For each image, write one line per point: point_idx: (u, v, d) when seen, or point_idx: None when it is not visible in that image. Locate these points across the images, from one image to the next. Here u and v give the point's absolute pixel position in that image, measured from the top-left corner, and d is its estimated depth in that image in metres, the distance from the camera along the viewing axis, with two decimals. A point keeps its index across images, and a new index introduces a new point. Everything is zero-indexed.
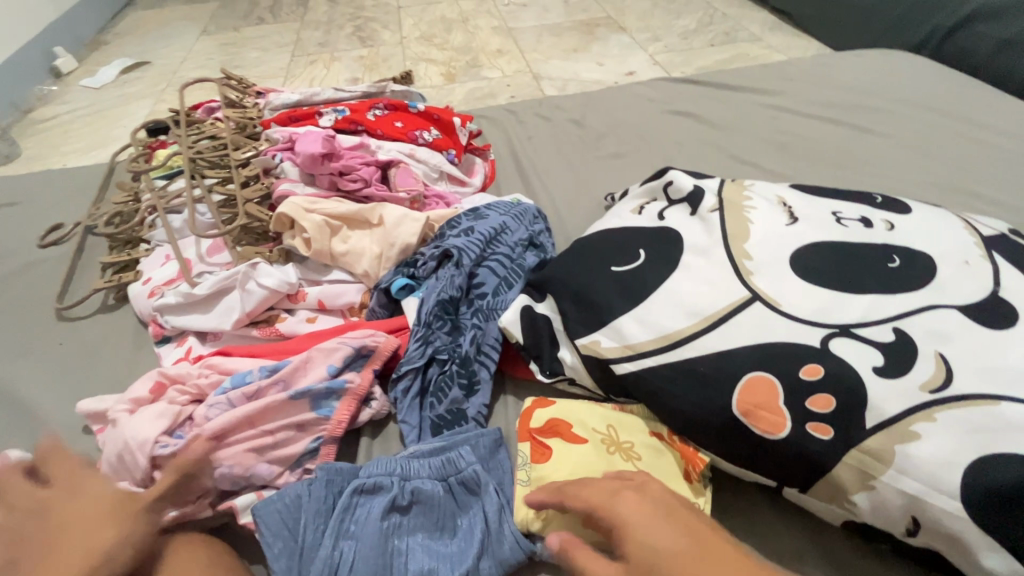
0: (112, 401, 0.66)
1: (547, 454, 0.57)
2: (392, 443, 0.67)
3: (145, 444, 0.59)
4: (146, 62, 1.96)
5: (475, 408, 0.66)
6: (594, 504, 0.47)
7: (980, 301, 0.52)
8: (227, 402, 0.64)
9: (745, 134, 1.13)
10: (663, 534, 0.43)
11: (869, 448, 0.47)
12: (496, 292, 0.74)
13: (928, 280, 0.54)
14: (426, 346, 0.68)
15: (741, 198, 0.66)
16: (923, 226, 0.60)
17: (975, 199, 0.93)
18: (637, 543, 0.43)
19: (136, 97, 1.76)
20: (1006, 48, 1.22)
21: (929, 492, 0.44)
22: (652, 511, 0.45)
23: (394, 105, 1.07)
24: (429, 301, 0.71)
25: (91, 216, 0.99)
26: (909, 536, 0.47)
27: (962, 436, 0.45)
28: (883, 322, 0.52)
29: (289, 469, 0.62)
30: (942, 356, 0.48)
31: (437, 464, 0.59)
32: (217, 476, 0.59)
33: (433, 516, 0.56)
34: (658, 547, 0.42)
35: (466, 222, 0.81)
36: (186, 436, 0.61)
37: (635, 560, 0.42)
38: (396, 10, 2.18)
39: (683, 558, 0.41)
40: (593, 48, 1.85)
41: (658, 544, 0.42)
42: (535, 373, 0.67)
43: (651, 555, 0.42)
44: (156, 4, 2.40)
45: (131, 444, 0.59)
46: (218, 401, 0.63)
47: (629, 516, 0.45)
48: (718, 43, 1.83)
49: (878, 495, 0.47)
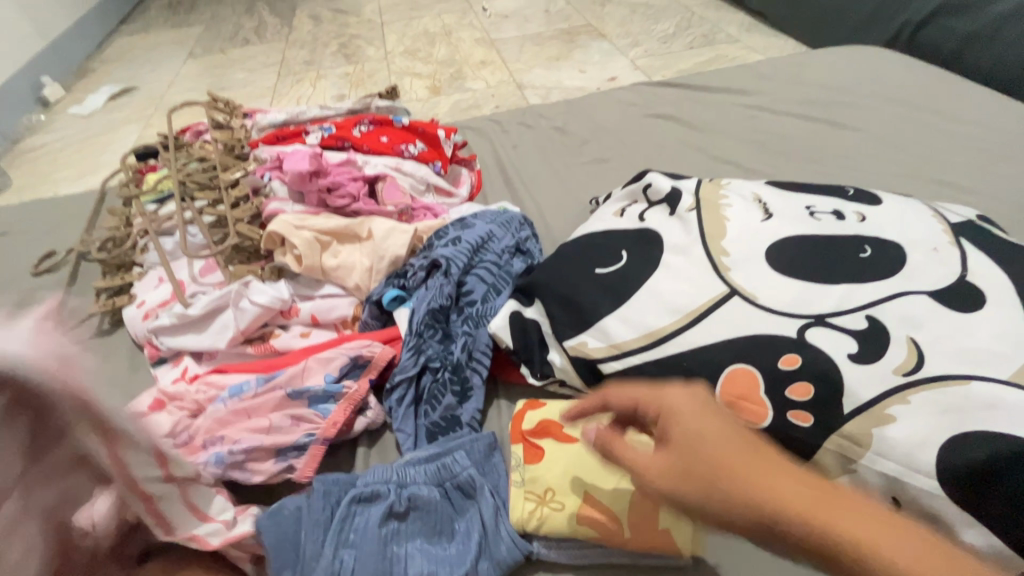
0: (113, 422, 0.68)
1: (540, 455, 0.58)
2: (389, 452, 0.67)
3: None
4: (134, 88, 1.97)
5: (469, 413, 0.67)
6: (641, 397, 0.45)
7: (948, 287, 0.54)
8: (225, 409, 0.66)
9: (725, 134, 1.16)
10: (713, 424, 0.41)
11: (847, 433, 0.49)
12: (485, 299, 0.75)
13: (899, 268, 0.56)
14: (419, 355, 0.70)
15: (718, 197, 0.69)
16: (893, 216, 0.62)
17: (949, 187, 0.96)
18: (682, 429, 0.41)
19: (125, 123, 1.77)
20: (973, 40, 1.26)
21: (905, 472, 0.46)
22: (704, 402, 0.43)
23: (379, 120, 1.09)
24: (420, 310, 0.73)
25: (84, 242, 1.00)
26: None
27: (936, 416, 0.47)
28: (857, 310, 0.54)
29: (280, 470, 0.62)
30: (914, 341, 0.50)
31: (433, 470, 0.60)
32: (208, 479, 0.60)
33: (431, 521, 0.57)
34: (706, 437, 0.40)
35: (453, 232, 0.83)
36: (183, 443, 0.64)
37: (679, 448, 0.41)
38: (379, 26, 2.21)
39: (733, 451, 0.40)
40: (574, 55, 1.88)
41: (707, 431, 0.41)
42: (526, 376, 0.68)
43: (691, 441, 0.41)
44: (141, 29, 2.42)
45: None
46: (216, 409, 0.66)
47: (681, 405, 0.43)
48: (696, 46, 1.86)
49: (860, 477, 0.48)
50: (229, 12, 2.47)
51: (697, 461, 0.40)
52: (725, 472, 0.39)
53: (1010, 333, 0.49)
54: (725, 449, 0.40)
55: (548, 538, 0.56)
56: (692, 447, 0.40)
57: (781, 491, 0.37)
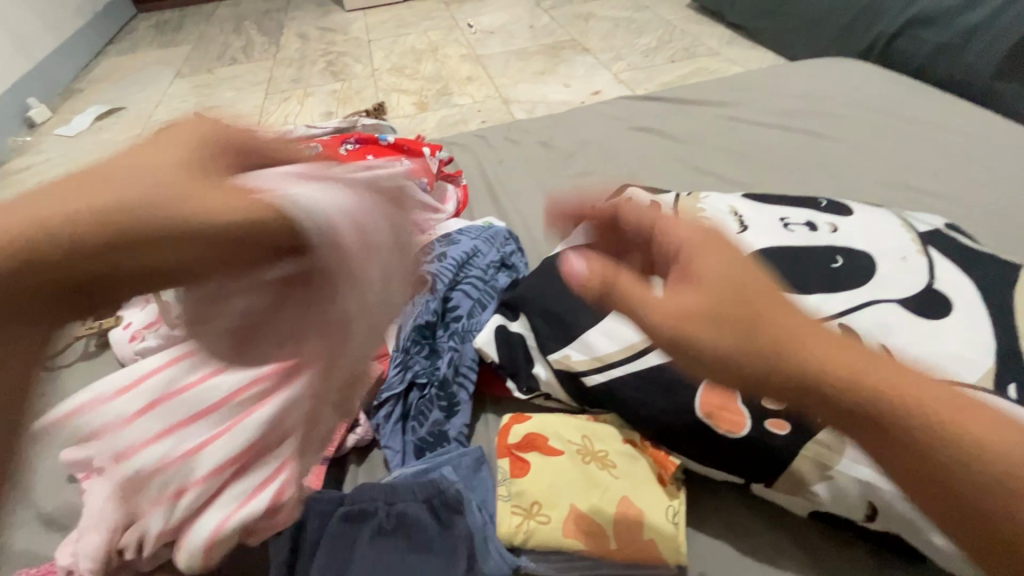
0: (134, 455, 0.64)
1: (526, 469, 0.59)
2: (377, 469, 0.67)
3: None
4: (121, 108, 1.98)
5: (457, 428, 0.67)
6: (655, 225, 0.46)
7: (917, 294, 0.55)
8: None
9: (705, 146, 1.19)
10: (727, 259, 0.39)
11: (823, 440, 0.50)
12: (471, 314, 0.76)
13: (869, 277, 0.58)
14: (406, 371, 0.71)
15: (695, 210, 0.70)
16: (864, 226, 0.64)
17: (922, 195, 0.99)
18: (704, 264, 0.39)
19: (112, 144, 1.78)
20: (941, 52, 1.30)
21: (878, 478, 0.48)
22: (706, 233, 0.42)
23: (365, 139, 1.11)
24: (406, 327, 0.74)
25: None
26: (868, 521, 0.50)
27: None
28: (830, 318, 0.55)
29: None
30: (885, 349, 0.52)
31: (421, 486, 0.59)
32: None
33: (419, 538, 0.57)
34: (723, 271, 0.38)
35: (439, 248, 0.84)
36: None
37: (706, 281, 0.38)
38: (366, 44, 2.24)
39: (750, 284, 0.38)
40: (559, 70, 1.92)
41: (727, 267, 0.39)
42: (512, 391, 0.69)
43: (723, 276, 0.38)
44: (128, 49, 2.43)
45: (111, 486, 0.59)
46: None
47: (692, 238, 0.41)
48: (678, 59, 1.90)
49: (837, 483, 0.50)
50: (216, 31, 2.49)
51: (735, 290, 0.38)
52: (750, 306, 0.37)
53: (975, 338, 0.51)
54: (758, 279, 0.38)
55: (535, 551, 0.56)
56: (719, 281, 0.38)
57: (808, 336, 0.36)
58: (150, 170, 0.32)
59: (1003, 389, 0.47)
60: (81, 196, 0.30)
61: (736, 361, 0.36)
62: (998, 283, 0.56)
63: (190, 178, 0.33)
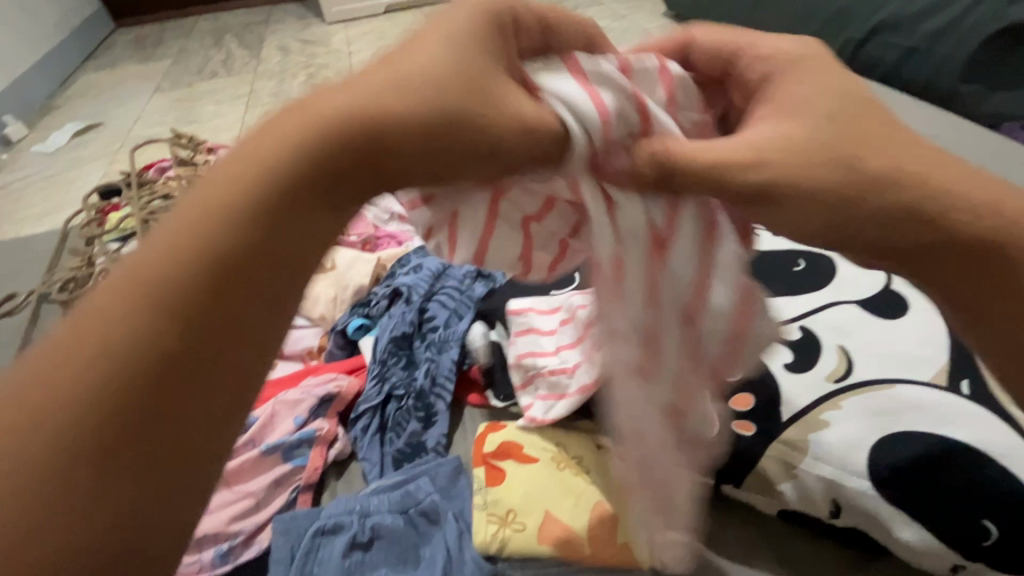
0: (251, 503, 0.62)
1: (500, 477, 0.59)
2: (356, 481, 0.67)
3: None
4: (99, 124, 1.97)
5: (434, 439, 0.67)
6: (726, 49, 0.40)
7: (877, 295, 0.57)
8: None
9: None
10: (818, 92, 0.35)
11: (787, 439, 0.51)
12: (448, 324, 0.75)
13: (831, 279, 0.60)
14: (383, 383, 0.71)
15: None
16: None
17: None
18: (788, 97, 0.35)
19: (90, 160, 1.77)
20: None
21: (841, 475, 0.49)
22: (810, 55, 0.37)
23: None
24: (383, 339, 0.75)
25: (46, 283, 0.99)
26: (834, 518, 0.51)
27: (866, 419, 0.50)
28: (792, 320, 0.57)
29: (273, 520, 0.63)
30: (844, 349, 0.54)
31: (397, 497, 0.60)
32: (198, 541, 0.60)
33: (396, 549, 0.58)
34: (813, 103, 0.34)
35: (415, 259, 0.85)
36: None
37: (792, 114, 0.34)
38: (347, 56, 2.25)
39: (853, 112, 0.34)
40: None
41: (819, 99, 0.34)
42: (489, 399, 0.70)
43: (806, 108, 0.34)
44: (107, 65, 2.41)
45: None
46: None
47: (780, 75, 0.36)
48: None
49: (802, 482, 0.51)
50: (197, 45, 2.49)
51: (829, 122, 0.33)
52: (847, 142, 0.32)
53: (931, 335, 0.53)
54: (863, 107, 0.34)
55: (511, 559, 0.56)
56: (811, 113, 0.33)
57: (923, 163, 0.32)
58: (345, 94, 0.31)
59: (956, 386, 0.49)
60: (298, 122, 0.30)
61: (816, 208, 0.32)
62: None
63: (480, 82, 0.32)
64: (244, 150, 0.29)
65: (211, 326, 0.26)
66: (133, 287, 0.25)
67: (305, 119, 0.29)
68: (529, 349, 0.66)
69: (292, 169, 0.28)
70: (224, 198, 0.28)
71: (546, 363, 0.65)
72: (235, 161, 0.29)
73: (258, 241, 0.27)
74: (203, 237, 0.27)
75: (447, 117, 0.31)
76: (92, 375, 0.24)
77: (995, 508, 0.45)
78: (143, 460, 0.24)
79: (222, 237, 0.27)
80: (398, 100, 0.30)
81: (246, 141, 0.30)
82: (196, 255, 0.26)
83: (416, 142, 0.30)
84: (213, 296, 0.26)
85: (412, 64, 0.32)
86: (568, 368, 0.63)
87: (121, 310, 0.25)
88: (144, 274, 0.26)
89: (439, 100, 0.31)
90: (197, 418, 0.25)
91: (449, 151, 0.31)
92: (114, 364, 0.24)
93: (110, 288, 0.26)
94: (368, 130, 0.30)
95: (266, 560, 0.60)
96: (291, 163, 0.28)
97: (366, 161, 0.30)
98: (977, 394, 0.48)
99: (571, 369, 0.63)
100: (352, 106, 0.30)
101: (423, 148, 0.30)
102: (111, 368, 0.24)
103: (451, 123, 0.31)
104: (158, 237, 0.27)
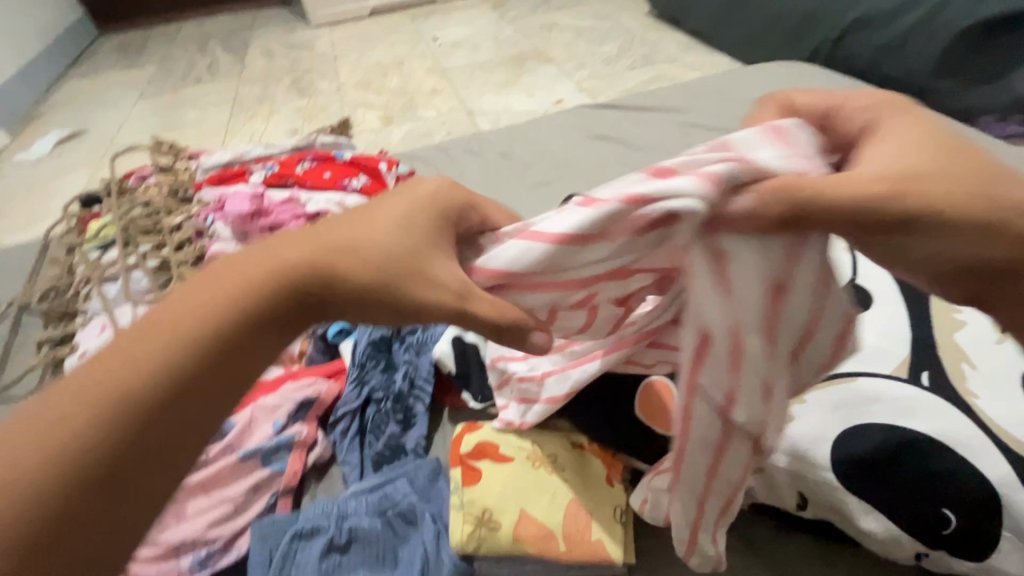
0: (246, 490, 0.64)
1: (477, 476, 0.60)
2: (335, 484, 0.68)
3: None
4: (83, 131, 1.96)
5: (413, 441, 0.68)
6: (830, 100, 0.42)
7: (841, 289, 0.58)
8: None
9: (659, 151, 1.22)
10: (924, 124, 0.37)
11: None
12: (426, 326, 0.76)
13: None
14: (362, 387, 0.72)
15: None
16: None
17: None
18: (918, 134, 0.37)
19: (74, 168, 1.76)
20: None
21: (806, 468, 0.50)
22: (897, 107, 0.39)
23: (322, 157, 1.10)
24: (362, 342, 0.75)
25: (26, 293, 0.99)
26: (801, 510, 0.52)
27: (829, 412, 0.51)
28: None
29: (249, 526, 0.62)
30: None
31: (375, 500, 0.61)
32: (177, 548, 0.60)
33: (373, 550, 0.58)
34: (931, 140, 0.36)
35: None
36: None
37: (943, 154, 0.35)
38: (333, 59, 2.25)
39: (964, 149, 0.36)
40: (523, 80, 1.95)
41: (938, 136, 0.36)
42: (467, 401, 0.70)
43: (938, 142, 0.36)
44: (92, 71, 2.40)
45: None
46: None
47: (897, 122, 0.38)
48: (638, 67, 1.95)
49: (768, 476, 0.52)
50: (182, 50, 2.48)
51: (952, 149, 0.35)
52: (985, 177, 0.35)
53: (891, 330, 0.54)
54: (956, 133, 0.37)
55: (486, 558, 0.57)
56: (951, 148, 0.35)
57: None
58: (299, 246, 0.39)
59: (916, 377, 0.50)
60: (236, 276, 0.37)
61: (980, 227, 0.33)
62: None
63: (414, 257, 0.39)
64: (217, 274, 0.38)
65: (166, 422, 0.33)
66: (122, 388, 0.33)
67: (279, 264, 0.37)
68: (502, 353, 0.66)
69: (257, 300, 0.36)
70: (196, 326, 0.35)
71: (515, 368, 0.64)
72: (204, 286, 0.37)
73: (213, 359, 0.35)
74: (170, 358, 0.34)
75: (384, 273, 0.38)
76: (81, 437, 0.32)
77: (952, 499, 0.46)
78: (107, 510, 0.32)
79: (185, 355, 0.34)
80: (335, 256, 0.38)
81: (223, 263, 0.39)
82: (173, 362, 0.34)
83: (343, 291, 0.38)
84: (182, 398, 0.34)
85: (361, 231, 0.39)
86: (536, 375, 0.62)
87: (104, 404, 0.33)
88: (122, 369, 0.34)
89: (392, 260, 0.38)
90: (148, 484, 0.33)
91: (377, 302, 0.38)
92: (78, 451, 0.32)
93: (99, 375, 0.34)
94: (314, 282, 0.37)
95: (245, 564, 0.60)
96: (260, 298, 0.36)
97: (310, 299, 0.38)
98: (936, 385, 0.50)
99: (539, 376, 0.61)
100: (305, 257, 0.38)
101: (356, 304, 0.38)
102: (91, 439, 0.32)
103: (388, 282, 0.38)
104: (144, 331, 0.35)
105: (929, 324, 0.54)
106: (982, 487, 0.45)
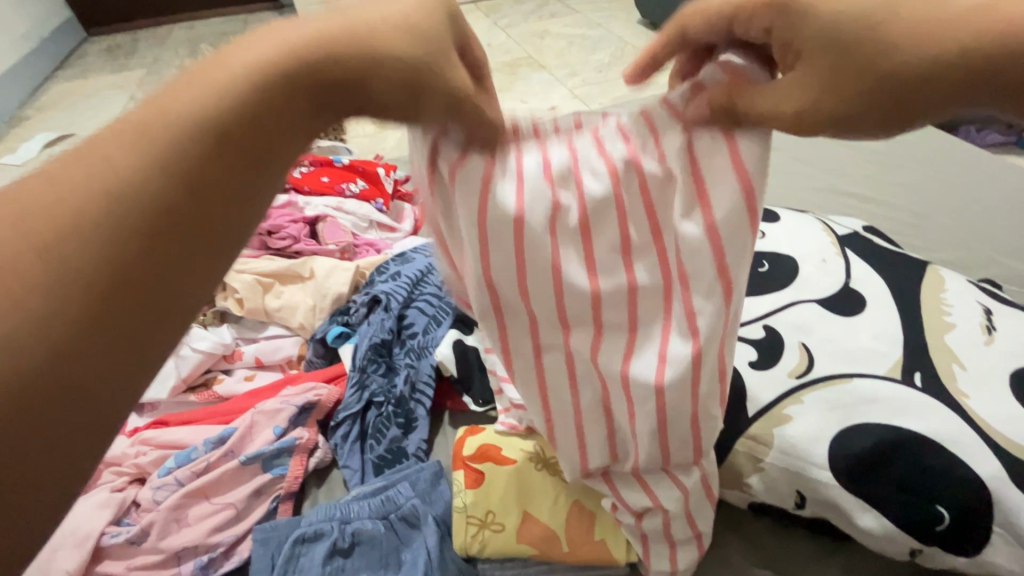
0: (241, 496, 0.64)
1: (479, 479, 0.60)
2: (336, 489, 0.67)
3: (90, 537, 0.60)
4: (72, 135, 1.92)
5: (414, 444, 0.68)
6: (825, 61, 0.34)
7: (835, 293, 0.59)
8: (174, 481, 0.65)
9: None
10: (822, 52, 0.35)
11: (753, 435, 0.54)
12: (426, 330, 0.77)
13: (792, 279, 0.61)
14: (362, 391, 0.71)
15: None
16: (789, 232, 0.67)
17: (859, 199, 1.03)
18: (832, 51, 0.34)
19: None
20: None
21: (805, 467, 0.52)
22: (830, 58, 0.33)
23: (320, 161, 1.08)
24: (363, 346, 0.75)
25: None
26: (799, 508, 0.55)
27: (826, 411, 0.52)
28: (755, 320, 0.59)
29: (250, 532, 0.62)
30: (805, 346, 0.55)
31: (377, 503, 0.61)
32: (179, 551, 0.60)
33: (376, 554, 0.58)
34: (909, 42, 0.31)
35: (393, 267, 0.85)
36: (135, 523, 0.63)
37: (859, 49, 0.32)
38: None
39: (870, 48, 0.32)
40: (516, 87, 1.96)
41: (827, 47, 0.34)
42: (468, 404, 0.71)
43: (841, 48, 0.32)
44: (79, 74, 2.32)
45: (74, 539, 0.60)
46: (165, 482, 0.64)
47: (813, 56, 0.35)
48: (631, 75, 1.96)
49: (767, 474, 0.54)
50: (173, 53, 2.44)
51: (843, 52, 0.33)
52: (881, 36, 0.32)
53: (885, 332, 0.55)
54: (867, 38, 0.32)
55: (490, 559, 0.58)
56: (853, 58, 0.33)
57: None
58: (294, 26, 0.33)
59: (909, 378, 0.51)
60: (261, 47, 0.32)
61: None
62: (906, 278, 0.60)
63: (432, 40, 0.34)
64: (193, 80, 0.31)
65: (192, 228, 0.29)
66: (97, 206, 0.27)
67: (251, 65, 0.31)
68: (498, 371, 0.64)
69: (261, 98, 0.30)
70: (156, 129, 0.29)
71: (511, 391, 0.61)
72: (159, 104, 0.30)
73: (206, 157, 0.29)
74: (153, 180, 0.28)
75: (369, 80, 0.32)
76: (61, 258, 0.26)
77: (947, 496, 0.47)
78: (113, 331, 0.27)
79: (190, 137, 0.29)
80: (314, 47, 0.32)
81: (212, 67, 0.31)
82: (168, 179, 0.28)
83: (321, 87, 0.32)
84: (197, 190, 0.29)
85: (380, 11, 0.34)
86: None
87: (67, 233, 0.26)
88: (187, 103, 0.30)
89: (400, 68, 0.32)
90: (177, 284, 0.28)
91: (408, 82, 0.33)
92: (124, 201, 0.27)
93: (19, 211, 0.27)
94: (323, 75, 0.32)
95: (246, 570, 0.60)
96: (254, 97, 0.30)
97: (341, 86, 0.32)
98: (929, 385, 0.51)
99: None
100: (259, 64, 0.31)
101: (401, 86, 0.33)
102: (75, 258, 0.26)
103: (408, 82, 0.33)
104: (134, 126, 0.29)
105: (921, 327, 0.55)
106: (974, 483, 0.47)
